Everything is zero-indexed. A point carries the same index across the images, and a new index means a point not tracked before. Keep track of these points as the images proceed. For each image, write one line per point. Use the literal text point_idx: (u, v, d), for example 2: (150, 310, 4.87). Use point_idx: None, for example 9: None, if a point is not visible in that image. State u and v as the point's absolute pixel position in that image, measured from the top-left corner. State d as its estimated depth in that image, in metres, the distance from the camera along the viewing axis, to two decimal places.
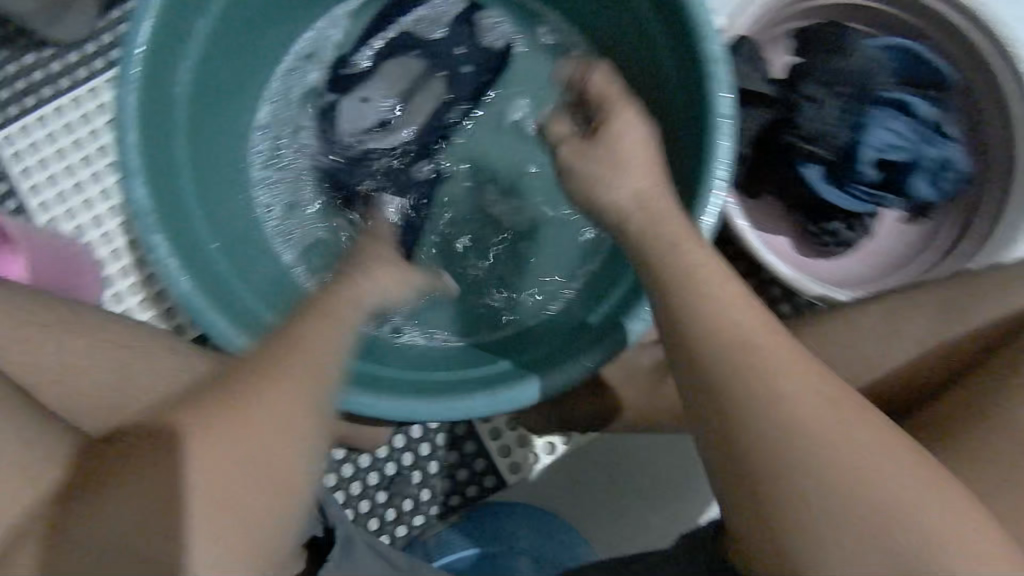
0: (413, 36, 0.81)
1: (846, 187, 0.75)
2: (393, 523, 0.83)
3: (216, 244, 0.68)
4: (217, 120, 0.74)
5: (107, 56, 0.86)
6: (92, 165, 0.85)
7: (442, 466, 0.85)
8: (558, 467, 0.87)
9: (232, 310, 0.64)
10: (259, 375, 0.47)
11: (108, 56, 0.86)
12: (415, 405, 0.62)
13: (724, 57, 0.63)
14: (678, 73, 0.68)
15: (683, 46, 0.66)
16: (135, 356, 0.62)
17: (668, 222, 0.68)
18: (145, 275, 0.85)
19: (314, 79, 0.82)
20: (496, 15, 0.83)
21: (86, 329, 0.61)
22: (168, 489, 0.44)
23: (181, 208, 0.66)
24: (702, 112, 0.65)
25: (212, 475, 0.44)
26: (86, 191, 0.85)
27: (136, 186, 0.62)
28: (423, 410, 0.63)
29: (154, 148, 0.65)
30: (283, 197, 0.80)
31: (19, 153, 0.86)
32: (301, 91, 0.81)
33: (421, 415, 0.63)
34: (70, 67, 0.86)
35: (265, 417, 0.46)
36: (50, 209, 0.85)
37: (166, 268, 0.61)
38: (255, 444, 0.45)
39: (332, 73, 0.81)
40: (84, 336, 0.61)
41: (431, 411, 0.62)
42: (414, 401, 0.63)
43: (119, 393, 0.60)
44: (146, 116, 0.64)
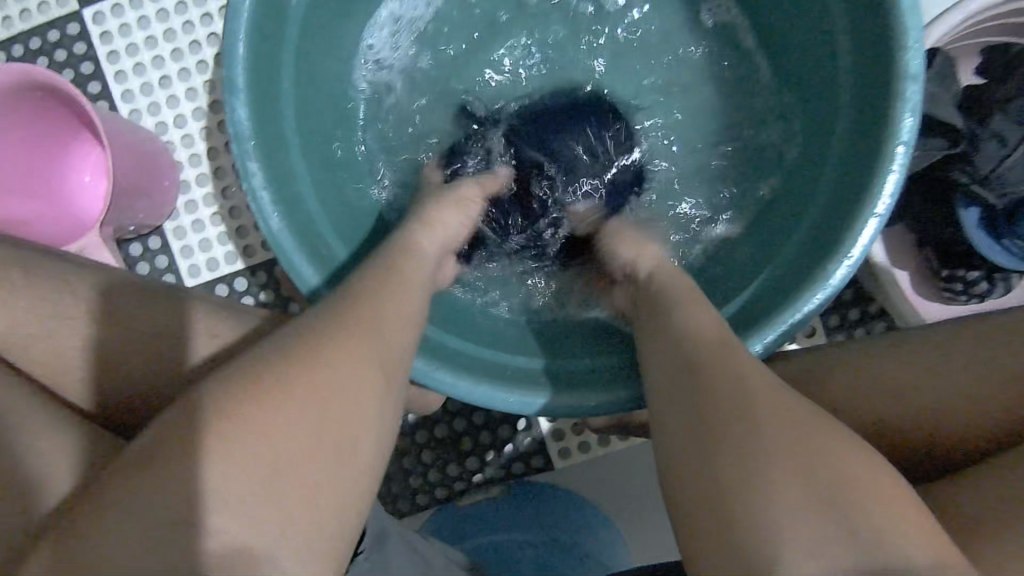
0: None
1: (1001, 239, 0.67)
2: (435, 486, 0.83)
3: (312, 179, 0.64)
4: (330, 48, 0.70)
5: None
6: (182, 60, 0.80)
7: (492, 437, 0.82)
8: (605, 461, 0.82)
9: (319, 253, 0.60)
10: (329, 351, 0.44)
11: None
12: (457, 380, 0.58)
13: (922, 74, 0.54)
14: (854, 76, 0.60)
15: (869, 42, 0.57)
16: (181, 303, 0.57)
17: (798, 238, 0.62)
18: (220, 187, 0.81)
19: (437, 20, 0.77)
20: None
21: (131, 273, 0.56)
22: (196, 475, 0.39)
23: (280, 134, 0.61)
24: (870, 124, 0.57)
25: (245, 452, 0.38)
26: (172, 87, 0.80)
27: (239, 106, 0.57)
28: (458, 385, 0.57)
29: (263, 63, 0.60)
30: (379, 133, 0.76)
31: (109, 35, 0.80)
32: (422, 32, 0.77)
33: (453, 391, 0.58)
34: None
35: (326, 384, 0.42)
36: (134, 100, 0.80)
37: (260, 202, 0.57)
38: (313, 413, 0.41)
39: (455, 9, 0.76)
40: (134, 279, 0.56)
41: (463, 387, 0.57)
42: (454, 375, 0.58)
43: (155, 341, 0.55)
44: (259, 35, 0.59)
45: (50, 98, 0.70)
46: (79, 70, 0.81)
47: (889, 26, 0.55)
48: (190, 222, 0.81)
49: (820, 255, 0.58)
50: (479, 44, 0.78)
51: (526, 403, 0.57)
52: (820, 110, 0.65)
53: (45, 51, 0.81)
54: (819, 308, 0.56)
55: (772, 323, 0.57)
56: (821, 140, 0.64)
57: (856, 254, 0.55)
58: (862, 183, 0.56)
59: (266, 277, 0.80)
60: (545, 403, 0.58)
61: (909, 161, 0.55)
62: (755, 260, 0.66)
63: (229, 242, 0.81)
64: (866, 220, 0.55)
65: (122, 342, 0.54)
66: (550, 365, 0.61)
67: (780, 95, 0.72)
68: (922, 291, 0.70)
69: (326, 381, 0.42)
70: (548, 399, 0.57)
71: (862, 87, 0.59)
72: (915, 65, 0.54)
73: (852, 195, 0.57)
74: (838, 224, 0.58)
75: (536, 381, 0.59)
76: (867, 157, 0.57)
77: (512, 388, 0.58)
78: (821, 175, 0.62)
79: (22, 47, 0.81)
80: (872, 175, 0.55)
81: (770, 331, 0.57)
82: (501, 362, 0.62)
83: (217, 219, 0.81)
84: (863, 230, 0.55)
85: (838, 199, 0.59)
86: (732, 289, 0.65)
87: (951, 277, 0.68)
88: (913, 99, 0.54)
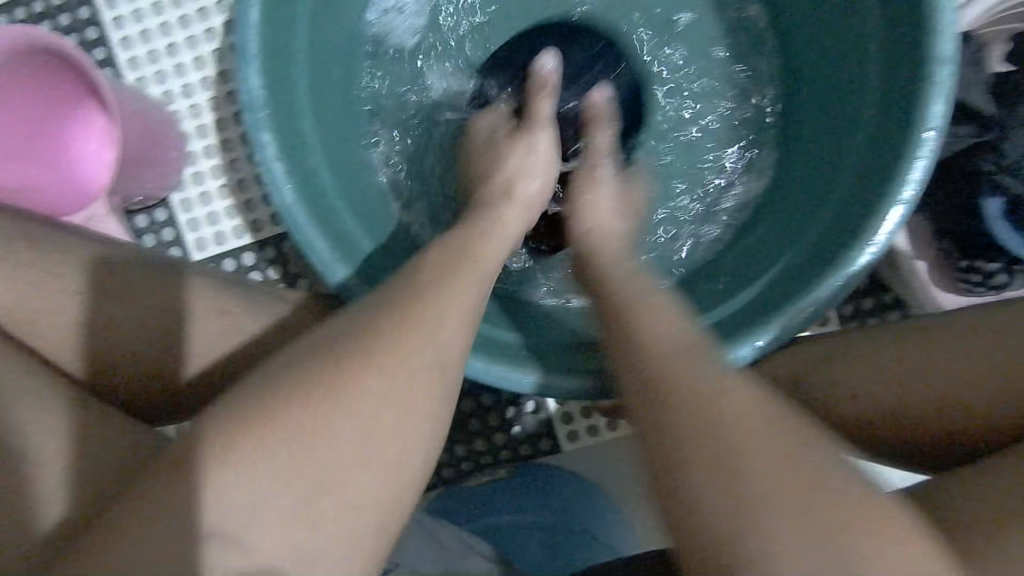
0: None
1: (1022, 231, 0.65)
2: (440, 467, 0.80)
3: (324, 151, 0.63)
4: (344, 16, 0.68)
5: None
6: (189, 27, 0.78)
7: (501, 420, 0.80)
8: (615, 446, 0.79)
9: (331, 228, 0.59)
10: (381, 336, 0.42)
11: None
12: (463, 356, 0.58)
13: (956, 57, 0.53)
14: (883, 58, 0.58)
15: (901, 23, 0.56)
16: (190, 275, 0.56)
17: (818, 223, 0.61)
18: (229, 159, 0.79)
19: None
20: None
21: None
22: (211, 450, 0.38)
23: (292, 104, 0.60)
24: (899, 108, 0.56)
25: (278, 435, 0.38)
26: (179, 55, 0.78)
27: (252, 75, 0.56)
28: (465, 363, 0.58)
29: (276, 29, 0.58)
30: (391, 106, 0.74)
31: (114, 0, 0.78)
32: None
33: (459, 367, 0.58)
34: None
35: (374, 372, 0.40)
36: (140, 68, 0.78)
37: (272, 174, 0.56)
38: (355, 400, 0.39)
39: None
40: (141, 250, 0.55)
41: (469, 364, 0.58)
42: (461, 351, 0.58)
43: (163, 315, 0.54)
44: (272, 0, 0.57)
45: (56, 63, 0.68)
46: (84, 35, 0.79)
47: (923, 6, 0.53)
48: (198, 195, 0.79)
49: (843, 240, 0.57)
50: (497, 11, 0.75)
51: (530, 383, 0.58)
52: (845, 93, 0.63)
53: (49, 15, 0.79)
54: (839, 294, 0.56)
55: (791, 309, 0.57)
56: (846, 123, 0.63)
57: (881, 241, 0.54)
58: (889, 168, 0.55)
59: (275, 252, 0.79)
60: (545, 383, 0.58)
61: (939, 146, 0.54)
62: (775, 245, 0.65)
63: (236, 216, 0.79)
64: (892, 206, 0.54)
65: (130, 315, 0.53)
66: (549, 347, 0.62)
67: (803, 77, 0.70)
68: (940, 281, 0.69)
69: (373, 370, 0.40)
70: (551, 383, 0.58)
71: (891, 69, 0.57)
72: (948, 48, 0.53)
73: (879, 180, 0.56)
74: (863, 210, 0.56)
75: (533, 361, 0.59)
76: (894, 141, 0.56)
77: (513, 368, 0.58)
78: (845, 159, 0.61)
79: (26, 10, 0.79)
80: (899, 160, 0.54)
81: (787, 314, 0.56)
82: (504, 340, 0.62)
83: (225, 192, 0.79)
84: (889, 216, 0.54)
85: (863, 185, 0.58)
86: (750, 274, 0.64)
87: (969, 268, 0.67)
88: (944, 83, 0.53)
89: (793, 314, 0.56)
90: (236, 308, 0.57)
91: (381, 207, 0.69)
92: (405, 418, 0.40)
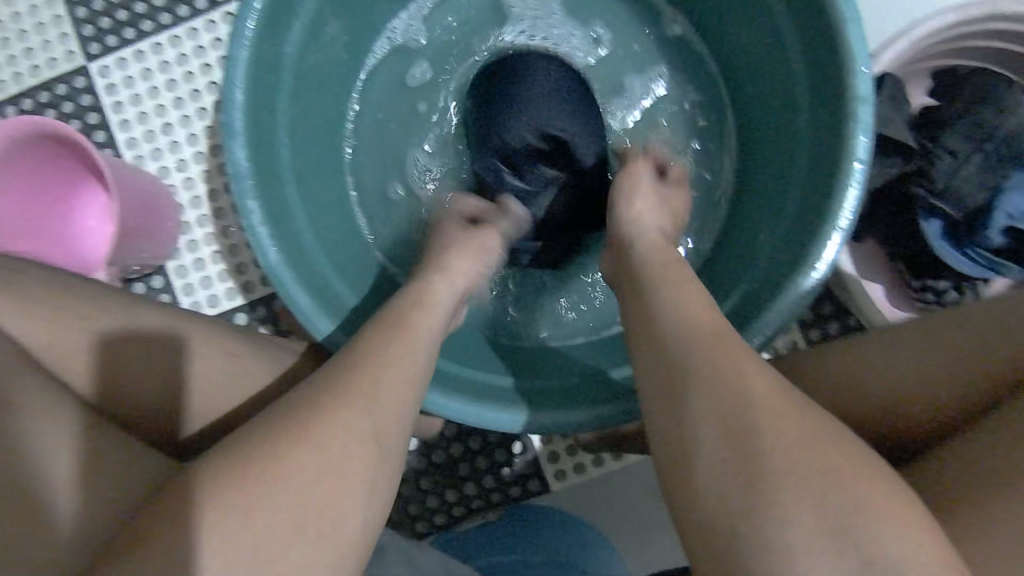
0: (543, 26, 0.81)
1: (963, 249, 0.71)
2: (433, 512, 0.83)
3: (307, 215, 0.68)
4: (324, 92, 0.74)
5: (192, 8, 0.85)
6: (183, 107, 0.85)
7: (487, 461, 0.84)
8: (600, 480, 0.84)
9: (315, 287, 0.63)
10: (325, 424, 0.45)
11: (193, 8, 0.85)
12: (451, 402, 0.61)
13: (872, 96, 0.58)
14: (808, 99, 0.64)
15: (820, 68, 0.62)
16: (181, 330, 0.59)
17: (768, 251, 0.66)
18: (221, 226, 0.84)
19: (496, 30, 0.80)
20: (608, 13, 0.81)
21: (129, 305, 0.58)
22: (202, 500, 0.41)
23: (276, 172, 0.65)
24: (829, 142, 0.61)
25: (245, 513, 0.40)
26: (173, 133, 0.85)
27: (237, 148, 0.61)
28: (458, 408, 0.61)
29: (259, 107, 0.64)
30: (369, 170, 0.80)
31: (113, 88, 0.85)
32: (444, 53, 0.81)
33: (449, 412, 0.61)
34: (153, 10, 0.85)
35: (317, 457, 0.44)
36: (138, 147, 0.85)
37: (258, 237, 0.61)
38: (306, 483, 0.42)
39: (439, 49, 0.81)
40: (133, 309, 0.58)
41: (476, 414, 0.61)
42: (448, 397, 0.62)
43: (152, 371, 0.56)
44: (255, 82, 0.63)
45: (47, 151, 0.73)
46: (85, 120, 0.85)
47: (837, 51, 0.59)
48: (192, 260, 0.84)
49: (789, 267, 0.61)
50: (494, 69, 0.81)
51: (551, 422, 0.61)
52: (782, 134, 0.69)
53: (53, 103, 0.86)
54: (791, 317, 0.59)
55: (749, 334, 0.60)
56: (783, 162, 0.69)
57: (823, 267, 0.59)
58: (823, 198, 0.60)
59: (266, 310, 0.83)
60: (568, 422, 0.61)
61: (866, 176, 0.59)
62: (731, 276, 0.70)
63: (230, 278, 0.84)
64: (830, 234, 0.59)
65: (119, 372, 0.55)
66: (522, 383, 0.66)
67: (747, 123, 0.76)
68: (896, 301, 0.75)
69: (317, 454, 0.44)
70: (563, 417, 0.61)
71: (817, 108, 0.63)
72: (865, 87, 0.58)
73: (816, 209, 0.61)
74: (806, 235, 0.61)
75: (560, 402, 0.63)
76: (827, 172, 0.61)
77: (496, 407, 0.62)
78: (786, 192, 0.67)
79: (32, 101, 0.86)
80: (833, 189, 0.59)
81: (748, 339, 0.60)
82: (484, 382, 0.65)
83: (218, 257, 0.84)
84: (830, 242, 0.59)
85: (804, 216, 0.62)
86: (713, 303, 0.68)
87: (921, 287, 0.73)
88: (864, 119, 0.58)
89: (751, 338, 0.60)
90: (227, 359, 0.60)
91: (363, 266, 0.74)
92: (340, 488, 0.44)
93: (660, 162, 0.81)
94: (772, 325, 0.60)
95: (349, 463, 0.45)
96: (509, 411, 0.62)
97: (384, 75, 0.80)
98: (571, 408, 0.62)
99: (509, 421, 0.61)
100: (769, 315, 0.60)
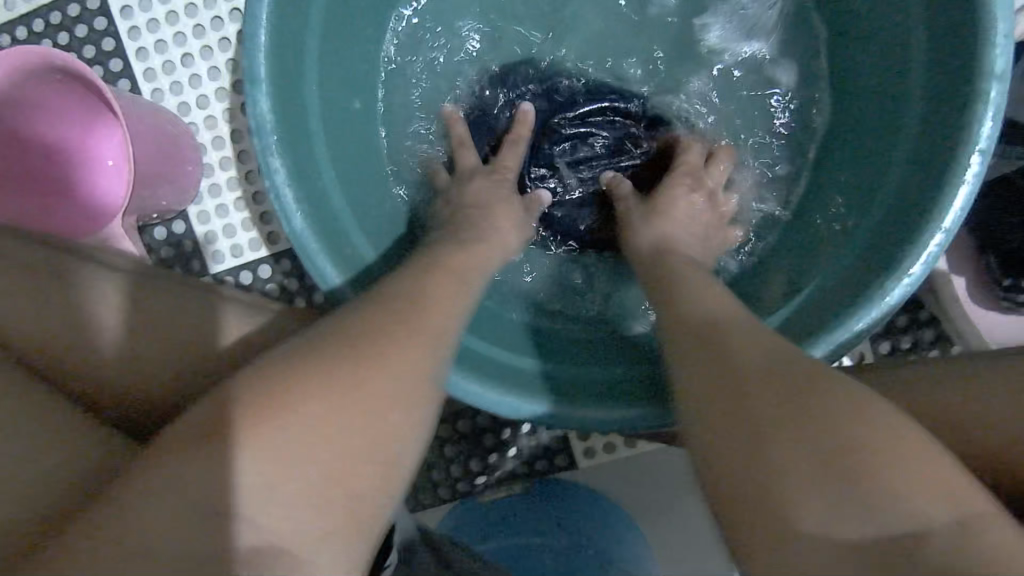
0: None
1: None
2: (456, 480, 0.81)
3: (335, 172, 0.64)
4: (354, 36, 0.69)
5: None
6: (204, 37, 0.77)
7: (514, 434, 0.81)
8: (632, 462, 0.80)
9: (341, 251, 0.60)
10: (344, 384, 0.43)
11: None
12: (483, 390, 0.56)
13: (1008, 74, 0.50)
14: (928, 70, 0.55)
15: (949, 37, 0.53)
16: None
17: (850, 244, 0.58)
18: (244, 171, 0.79)
19: None
20: None
21: None
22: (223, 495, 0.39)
23: (301, 126, 0.61)
24: (941, 126, 0.53)
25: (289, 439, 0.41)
26: (194, 65, 0.77)
27: (261, 99, 0.57)
28: (487, 397, 0.57)
29: (283, 51, 0.59)
30: (402, 123, 0.75)
31: (129, 11, 0.78)
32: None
33: (475, 401, 0.57)
34: None
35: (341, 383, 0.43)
36: (156, 79, 0.78)
37: (283, 202, 0.57)
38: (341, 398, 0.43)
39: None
40: None
41: (506, 402, 0.56)
42: (480, 385, 0.57)
43: None
44: (279, 24, 0.58)
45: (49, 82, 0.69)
46: (99, 46, 0.78)
47: (973, 16, 0.50)
48: (214, 207, 0.79)
49: (876, 267, 0.54)
50: (551, 19, 0.76)
51: (589, 417, 0.56)
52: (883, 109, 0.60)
53: (65, 25, 0.78)
54: (875, 326, 0.53)
55: (825, 339, 0.54)
56: (882, 141, 0.60)
57: (917, 271, 0.52)
58: (930, 191, 0.53)
59: (291, 265, 0.79)
60: (608, 418, 0.57)
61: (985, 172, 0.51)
62: (804, 267, 0.62)
63: (253, 228, 0.79)
64: (931, 235, 0.51)
65: None
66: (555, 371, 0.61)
67: (838, 90, 0.68)
68: (981, 299, 0.68)
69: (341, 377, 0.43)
70: (604, 412, 0.57)
71: (934, 82, 0.55)
72: (1002, 63, 0.50)
73: (919, 203, 0.53)
74: (901, 234, 0.54)
75: (599, 396, 0.58)
76: (936, 160, 0.53)
77: (528, 398, 0.57)
78: (881, 176, 0.59)
79: (43, 21, 0.79)
80: (942, 183, 0.52)
81: (819, 347, 0.53)
82: (516, 367, 0.61)
83: (241, 205, 0.79)
84: (930, 244, 0.51)
85: (900, 211, 0.55)
86: (780, 297, 0.61)
87: (1014, 288, 0.65)
88: (995, 101, 0.50)
89: (826, 344, 0.53)
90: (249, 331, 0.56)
91: (394, 229, 0.69)
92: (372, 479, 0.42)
93: (731, 133, 0.74)
94: (847, 335, 0.53)
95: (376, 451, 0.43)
96: (545, 404, 0.56)
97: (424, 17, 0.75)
98: (606, 406, 0.57)
99: (541, 414, 0.56)
100: (848, 320, 0.53)
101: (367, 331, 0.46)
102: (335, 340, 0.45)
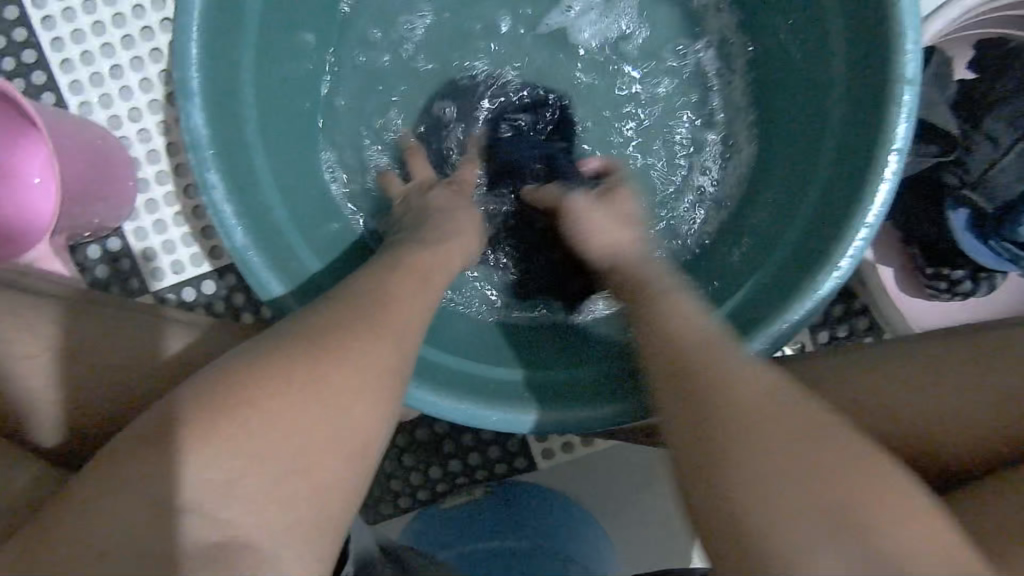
0: None
1: (988, 240, 0.66)
2: (415, 488, 0.81)
3: (278, 186, 0.63)
4: (291, 45, 0.68)
5: None
6: (134, 48, 0.74)
7: (471, 439, 0.81)
8: (590, 461, 0.81)
9: (285, 265, 0.60)
10: (291, 397, 0.42)
11: None
12: (439, 399, 0.57)
13: (918, 79, 0.53)
14: (847, 74, 0.59)
15: (863, 43, 0.57)
16: None
17: (784, 242, 0.61)
18: (182, 185, 0.76)
19: None
20: None
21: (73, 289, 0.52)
22: (164, 520, 0.38)
23: (240, 140, 0.61)
24: (860, 127, 0.57)
25: (237, 462, 0.40)
26: (124, 77, 0.75)
27: (195, 114, 0.57)
28: (443, 406, 0.57)
29: (219, 64, 0.59)
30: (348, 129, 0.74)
31: (51, 20, 0.74)
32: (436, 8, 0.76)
33: (431, 410, 0.57)
34: None
35: (281, 403, 0.42)
36: (83, 92, 0.75)
37: (222, 217, 0.57)
38: (288, 422, 0.42)
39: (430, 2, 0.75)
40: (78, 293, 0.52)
41: (460, 409, 0.57)
42: (436, 394, 0.57)
43: None
44: (211, 35, 0.58)
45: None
46: (20, 58, 0.75)
47: (884, 25, 0.54)
48: (152, 222, 0.76)
49: (808, 263, 0.57)
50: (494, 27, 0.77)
51: (543, 420, 0.57)
52: (808, 111, 0.64)
53: None
54: (809, 317, 0.56)
55: (763, 331, 0.56)
56: (809, 142, 0.63)
57: (846, 265, 0.55)
58: (852, 189, 0.56)
59: (236, 279, 0.77)
60: (561, 421, 0.58)
61: (902, 171, 0.54)
62: (743, 266, 0.65)
63: (195, 243, 0.77)
64: (855, 231, 0.54)
65: None
66: (510, 376, 0.62)
67: (770, 93, 0.71)
68: (907, 286, 0.72)
69: (285, 396, 0.42)
70: (557, 415, 0.58)
71: (849, 84, 0.58)
72: (912, 68, 0.53)
73: (844, 200, 0.56)
74: (829, 230, 0.57)
75: (550, 401, 0.59)
76: (857, 159, 0.56)
77: (484, 404, 0.58)
78: (811, 175, 0.62)
79: None
80: (862, 182, 0.55)
81: (757, 340, 0.56)
82: (473, 374, 0.61)
83: (181, 219, 0.76)
84: (855, 239, 0.54)
85: (823, 209, 0.59)
86: (723, 294, 0.64)
87: (936, 274, 0.69)
88: (909, 103, 0.53)
89: (763, 338, 0.56)
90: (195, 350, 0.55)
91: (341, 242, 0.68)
92: (325, 491, 0.42)
93: (674, 135, 0.77)
94: (783, 328, 0.56)
95: (330, 465, 0.42)
96: (499, 410, 0.57)
97: (370, 21, 0.75)
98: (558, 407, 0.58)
99: (497, 420, 0.57)
100: (783, 314, 0.56)
101: (316, 341, 0.45)
102: (300, 335, 0.45)
